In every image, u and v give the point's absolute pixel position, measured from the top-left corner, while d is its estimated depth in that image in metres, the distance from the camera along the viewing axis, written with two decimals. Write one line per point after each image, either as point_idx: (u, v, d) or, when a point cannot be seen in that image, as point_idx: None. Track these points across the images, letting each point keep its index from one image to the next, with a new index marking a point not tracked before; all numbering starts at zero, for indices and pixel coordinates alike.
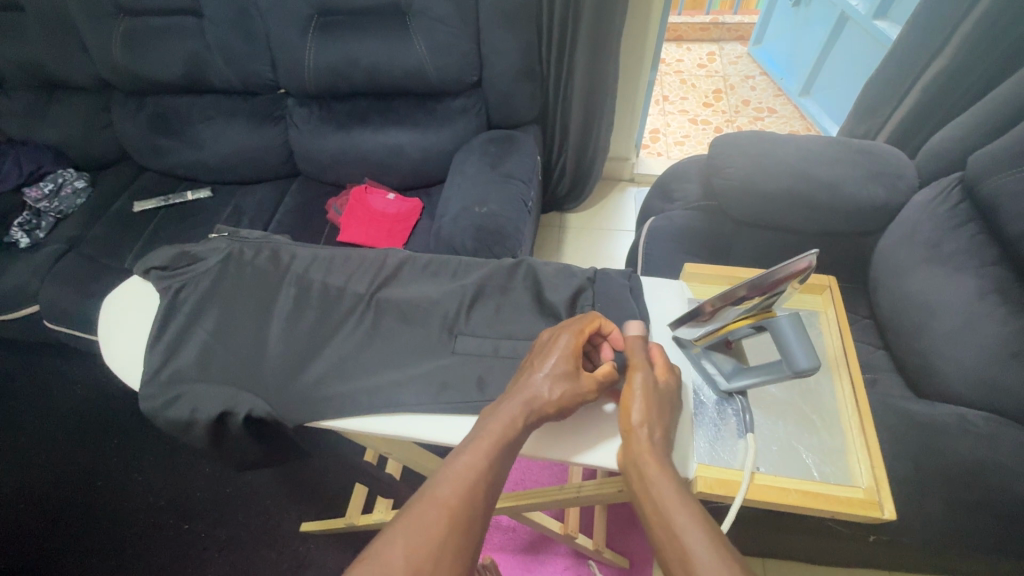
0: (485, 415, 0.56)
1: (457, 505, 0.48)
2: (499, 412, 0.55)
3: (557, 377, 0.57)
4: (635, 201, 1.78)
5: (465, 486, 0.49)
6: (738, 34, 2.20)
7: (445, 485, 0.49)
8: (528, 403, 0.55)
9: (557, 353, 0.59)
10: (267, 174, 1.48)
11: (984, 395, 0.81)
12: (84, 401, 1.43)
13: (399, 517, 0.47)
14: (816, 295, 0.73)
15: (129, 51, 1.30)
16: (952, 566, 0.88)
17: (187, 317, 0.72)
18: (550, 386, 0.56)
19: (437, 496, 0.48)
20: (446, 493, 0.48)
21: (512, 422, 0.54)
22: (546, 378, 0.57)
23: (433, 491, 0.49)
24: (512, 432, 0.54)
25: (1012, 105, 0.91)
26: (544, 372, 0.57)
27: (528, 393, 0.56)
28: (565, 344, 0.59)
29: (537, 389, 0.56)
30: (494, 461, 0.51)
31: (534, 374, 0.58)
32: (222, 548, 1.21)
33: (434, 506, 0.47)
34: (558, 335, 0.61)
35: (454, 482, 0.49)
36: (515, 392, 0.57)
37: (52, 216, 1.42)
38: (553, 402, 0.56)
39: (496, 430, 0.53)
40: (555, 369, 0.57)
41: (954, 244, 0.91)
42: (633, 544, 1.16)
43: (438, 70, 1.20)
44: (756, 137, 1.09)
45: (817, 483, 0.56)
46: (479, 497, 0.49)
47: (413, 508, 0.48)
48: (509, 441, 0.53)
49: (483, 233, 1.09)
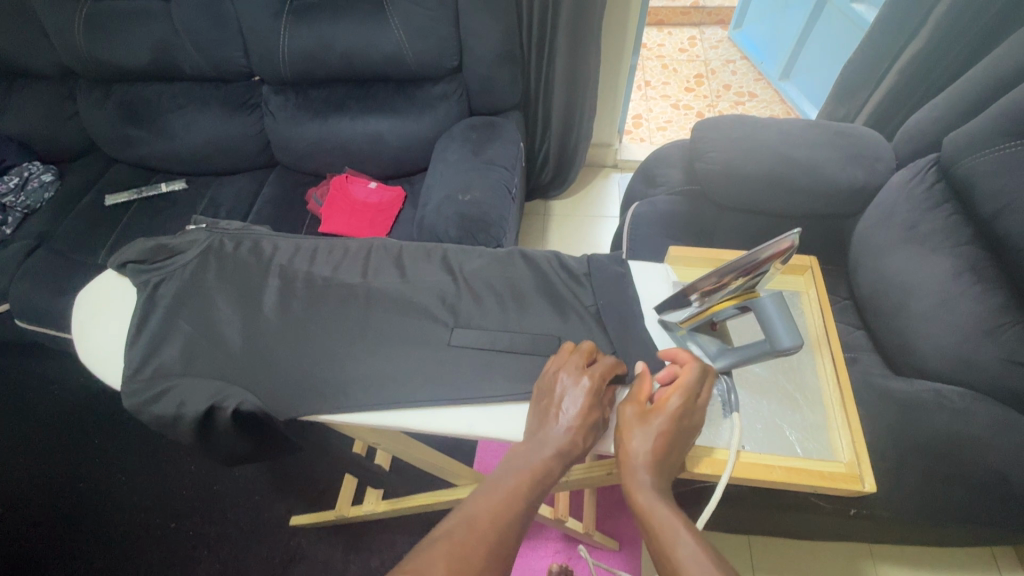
0: (514, 451, 0.54)
1: (495, 539, 0.47)
2: (530, 450, 0.54)
3: (584, 427, 0.55)
4: (619, 186, 1.78)
5: (502, 519, 0.49)
6: (718, 18, 2.18)
7: (483, 514, 0.49)
8: (561, 452, 0.53)
9: (584, 401, 0.55)
10: (244, 164, 1.44)
11: (959, 370, 0.83)
12: (61, 402, 1.40)
13: (438, 540, 0.47)
14: (798, 276, 0.74)
15: (94, 38, 1.25)
16: (930, 537, 0.91)
17: (166, 312, 0.71)
18: (579, 434, 0.54)
19: (475, 527, 0.48)
20: (484, 525, 0.48)
21: (547, 471, 0.52)
22: (574, 428, 0.54)
23: (473, 521, 0.48)
24: (544, 479, 0.52)
25: (985, 87, 0.92)
26: (569, 421, 0.55)
27: (559, 440, 0.54)
28: (587, 391, 0.56)
29: (564, 438, 0.54)
30: (527, 503, 0.51)
31: (557, 419, 0.55)
32: (212, 545, 1.20)
33: (474, 535, 0.47)
34: (579, 378, 0.57)
35: (492, 515, 0.49)
36: (541, 437, 0.54)
37: (20, 212, 1.37)
38: (579, 454, 0.54)
39: (528, 468, 0.52)
40: (583, 419, 0.55)
41: (930, 224, 0.92)
42: (623, 527, 1.18)
43: (416, 54, 1.18)
44: (738, 120, 1.09)
45: (801, 459, 0.58)
46: (515, 531, 0.49)
47: (452, 533, 0.47)
48: (542, 483, 0.52)
49: (467, 220, 1.08)
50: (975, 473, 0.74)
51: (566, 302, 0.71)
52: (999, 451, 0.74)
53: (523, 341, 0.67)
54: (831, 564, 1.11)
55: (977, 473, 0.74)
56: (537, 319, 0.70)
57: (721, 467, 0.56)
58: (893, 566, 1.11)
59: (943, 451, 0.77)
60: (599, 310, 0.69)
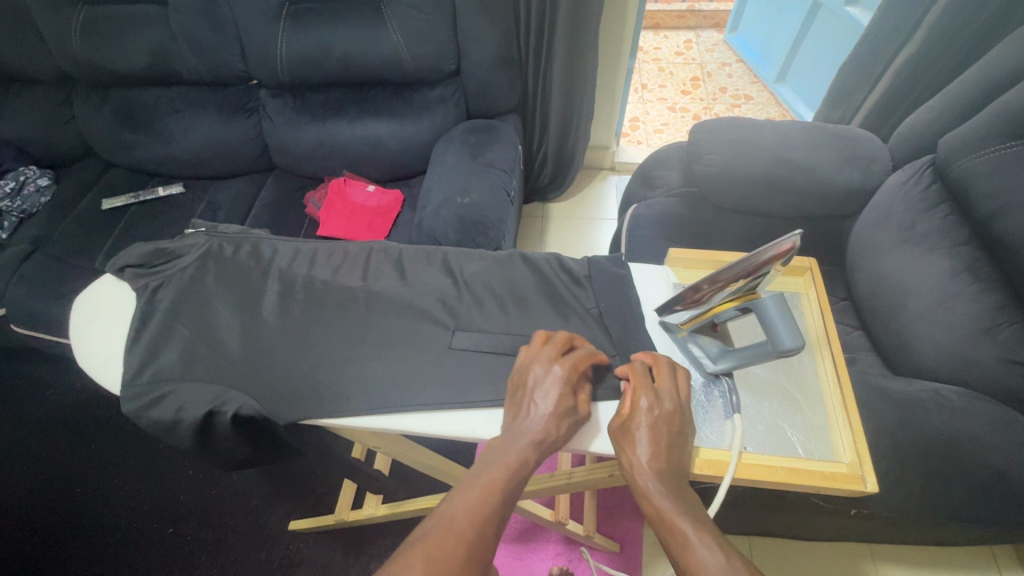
0: (490, 447, 0.55)
1: (471, 539, 0.47)
2: (505, 444, 0.54)
3: (559, 415, 0.55)
4: (617, 188, 1.79)
5: (479, 516, 0.48)
6: (714, 21, 2.20)
7: (460, 513, 0.48)
8: (536, 442, 0.54)
9: (556, 389, 0.56)
10: (241, 168, 1.44)
11: (957, 370, 0.83)
12: (58, 407, 1.39)
13: (417, 543, 0.46)
14: (797, 278, 0.74)
15: (91, 42, 1.25)
16: (929, 537, 0.91)
17: (165, 317, 0.70)
18: (554, 422, 0.55)
19: (452, 526, 0.47)
20: (462, 522, 0.48)
21: (521, 462, 0.52)
22: (548, 415, 0.55)
23: (450, 521, 0.48)
24: (520, 470, 0.52)
25: (980, 89, 0.93)
26: (544, 411, 0.55)
27: (533, 431, 0.54)
28: (560, 378, 0.57)
29: (539, 427, 0.54)
30: (505, 498, 0.50)
31: (532, 411, 0.56)
32: (210, 550, 1.19)
33: (450, 536, 0.47)
34: (551, 367, 0.58)
35: (469, 512, 0.48)
36: (516, 429, 0.55)
37: (16, 216, 1.36)
38: (557, 441, 0.55)
39: (503, 461, 0.52)
40: (557, 407, 0.56)
41: (927, 225, 0.93)
42: (623, 529, 1.18)
43: (414, 58, 1.18)
44: (734, 122, 1.09)
45: (802, 460, 0.58)
46: (492, 528, 0.49)
47: (430, 535, 0.47)
48: (518, 475, 0.52)
49: (466, 223, 1.08)
50: (975, 472, 0.75)
51: (566, 304, 0.71)
52: (997, 451, 0.75)
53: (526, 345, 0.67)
54: (831, 563, 1.12)
55: (976, 472, 0.75)
56: (538, 322, 0.69)
57: (723, 468, 0.56)
58: (894, 565, 1.12)
59: (942, 451, 0.77)
60: (600, 313, 0.69)
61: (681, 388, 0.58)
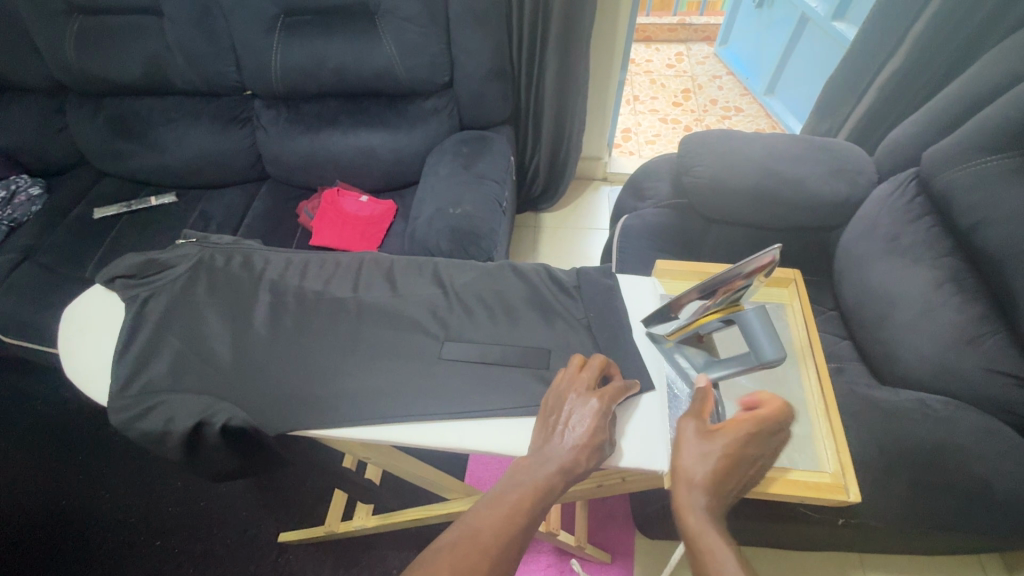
0: (519, 465, 0.56)
1: (496, 555, 0.50)
2: (534, 465, 0.55)
3: (590, 447, 0.55)
4: (609, 199, 1.81)
5: (504, 534, 0.51)
6: (704, 35, 2.24)
7: (485, 527, 0.51)
8: (564, 470, 0.54)
9: (591, 420, 0.56)
10: (235, 177, 1.44)
11: (941, 380, 0.85)
12: (45, 417, 1.38)
13: (442, 551, 0.49)
14: (782, 289, 0.76)
15: (85, 52, 1.25)
16: (917, 547, 0.92)
17: (155, 328, 0.70)
18: (585, 453, 0.55)
19: (477, 540, 0.50)
20: (487, 537, 0.50)
21: (548, 488, 0.53)
22: (579, 447, 0.55)
23: (476, 533, 0.51)
24: (546, 495, 0.53)
25: (962, 104, 0.95)
26: (576, 440, 0.55)
27: (562, 459, 0.54)
28: (597, 411, 0.57)
29: (569, 456, 0.54)
30: (529, 520, 0.52)
31: (564, 438, 0.56)
32: (198, 563, 1.18)
33: (475, 548, 0.49)
34: (589, 398, 0.58)
35: (495, 529, 0.51)
36: (545, 453, 0.56)
37: (5, 225, 1.35)
38: (584, 471, 0.55)
39: (531, 484, 0.53)
40: (590, 439, 0.55)
41: (912, 236, 0.94)
42: (614, 539, 1.18)
43: (408, 70, 1.19)
44: (723, 134, 1.11)
45: (786, 470, 0.58)
46: (516, 545, 0.51)
47: (456, 544, 0.50)
48: (544, 500, 0.53)
49: (459, 234, 1.09)
50: (959, 481, 0.76)
51: (556, 315, 0.71)
52: (980, 459, 0.76)
53: (515, 357, 0.68)
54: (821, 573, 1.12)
55: (961, 481, 0.75)
56: (529, 333, 0.70)
57: None
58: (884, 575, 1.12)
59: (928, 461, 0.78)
60: (589, 323, 0.70)
61: (773, 430, 0.56)
